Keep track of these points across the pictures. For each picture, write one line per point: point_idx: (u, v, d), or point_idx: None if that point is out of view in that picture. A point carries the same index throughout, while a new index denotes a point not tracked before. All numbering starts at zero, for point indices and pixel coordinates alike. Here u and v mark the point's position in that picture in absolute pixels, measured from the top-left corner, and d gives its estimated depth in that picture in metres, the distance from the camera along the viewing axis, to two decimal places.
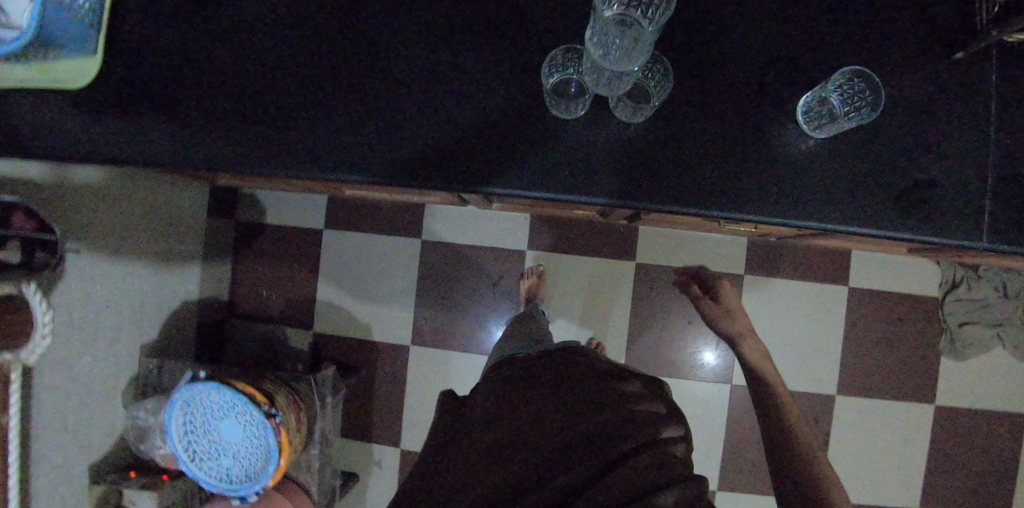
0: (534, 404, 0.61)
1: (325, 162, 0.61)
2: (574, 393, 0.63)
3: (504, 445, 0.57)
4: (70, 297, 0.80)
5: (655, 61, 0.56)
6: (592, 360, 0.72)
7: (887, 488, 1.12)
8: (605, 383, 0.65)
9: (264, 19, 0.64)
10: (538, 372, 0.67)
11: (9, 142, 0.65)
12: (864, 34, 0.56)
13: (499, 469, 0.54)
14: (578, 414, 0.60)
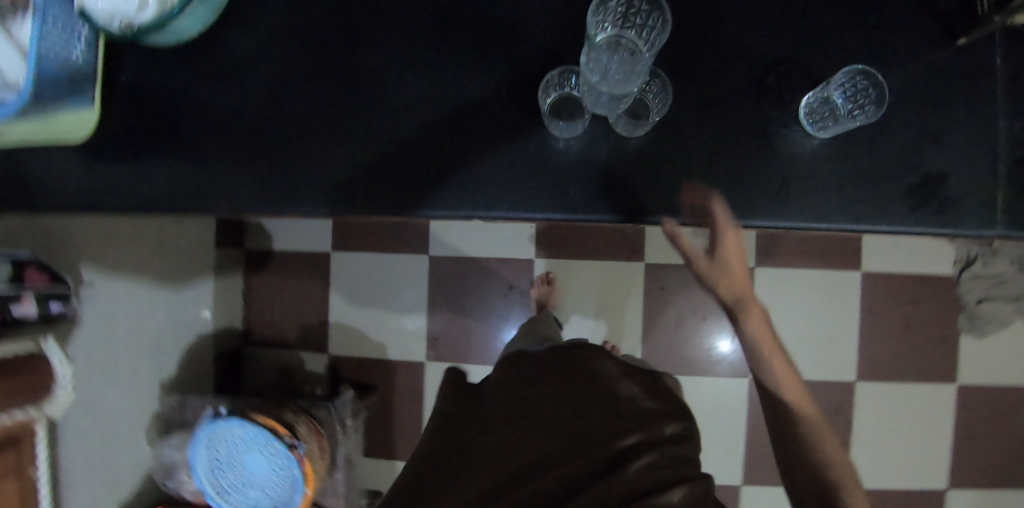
0: (537, 405, 0.59)
1: (330, 196, 0.61)
2: (579, 392, 0.61)
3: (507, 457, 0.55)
4: (89, 343, 0.81)
5: (654, 75, 0.56)
6: (600, 352, 0.67)
7: (915, 471, 1.11)
8: (611, 380, 0.63)
9: (257, 56, 0.64)
10: (542, 369, 0.64)
11: (22, 198, 0.66)
12: (865, 28, 0.55)
13: (501, 485, 0.53)
14: (584, 415, 0.58)
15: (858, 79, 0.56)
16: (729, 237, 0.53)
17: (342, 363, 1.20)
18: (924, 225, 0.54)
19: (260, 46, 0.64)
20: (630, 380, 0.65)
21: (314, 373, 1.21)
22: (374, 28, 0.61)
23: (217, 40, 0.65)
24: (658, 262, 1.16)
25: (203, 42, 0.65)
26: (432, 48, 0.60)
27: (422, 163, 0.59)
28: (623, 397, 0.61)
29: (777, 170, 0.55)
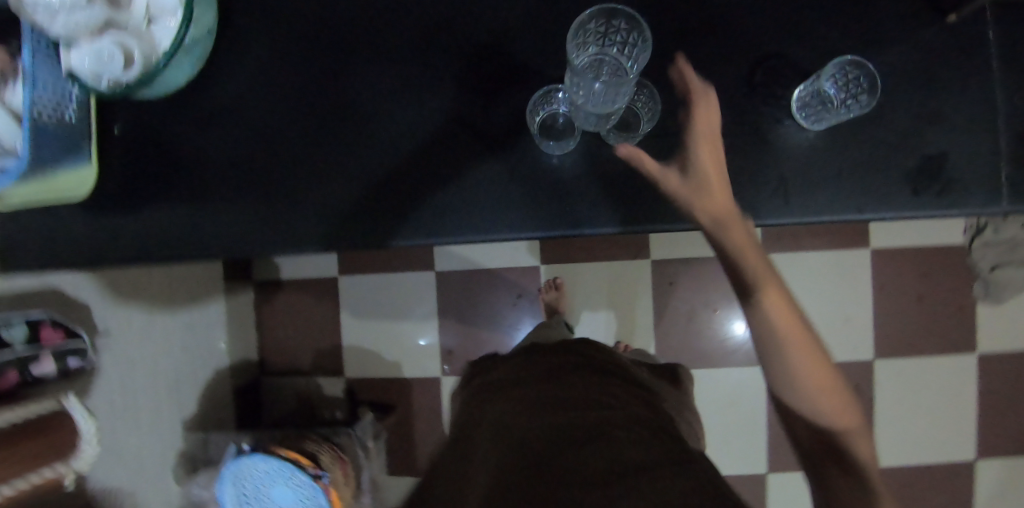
0: (541, 393, 0.57)
1: (335, 231, 0.62)
2: (579, 380, 0.60)
3: (507, 425, 0.52)
4: (110, 391, 0.83)
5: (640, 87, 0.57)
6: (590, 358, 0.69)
7: (943, 445, 1.10)
8: (602, 375, 0.63)
9: (249, 99, 0.65)
10: (540, 371, 0.64)
11: (36, 259, 0.68)
12: (851, 16, 0.55)
13: (501, 445, 0.49)
14: (585, 394, 0.56)
15: (847, 71, 0.55)
16: (706, 153, 0.47)
17: (359, 384, 1.21)
18: (927, 208, 0.54)
19: (251, 89, 0.65)
20: (639, 382, 0.66)
21: (332, 397, 1.22)
22: (361, 63, 0.63)
23: (210, 87, 0.66)
24: (665, 258, 1.16)
25: (195, 89, 0.66)
26: (420, 79, 0.61)
27: (418, 187, 0.61)
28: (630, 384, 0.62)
29: (774, 167, 0.55)
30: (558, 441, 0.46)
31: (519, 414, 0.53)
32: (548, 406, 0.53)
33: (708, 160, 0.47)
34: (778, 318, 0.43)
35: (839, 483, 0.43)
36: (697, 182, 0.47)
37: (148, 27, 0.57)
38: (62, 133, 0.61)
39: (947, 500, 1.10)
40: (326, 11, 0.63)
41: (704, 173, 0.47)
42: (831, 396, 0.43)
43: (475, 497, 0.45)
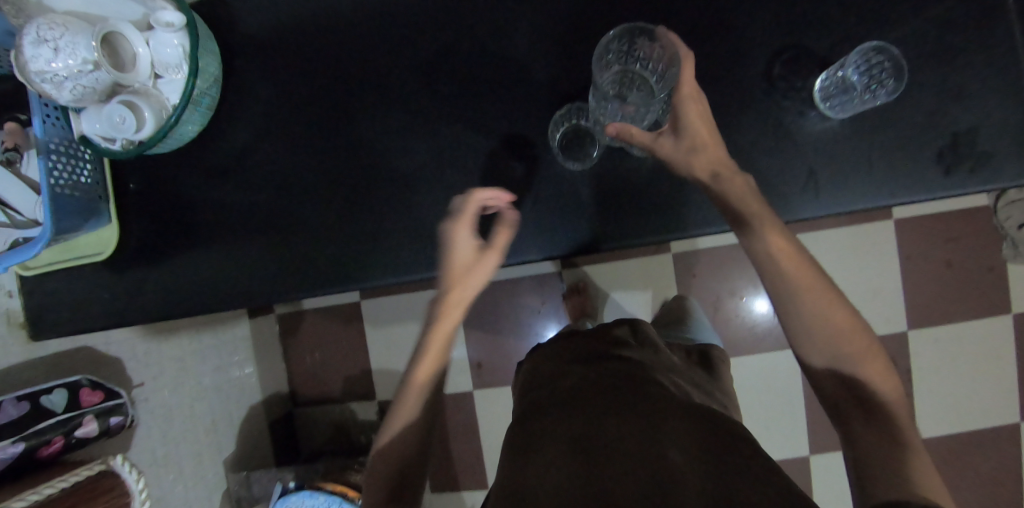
0: (586, 365, 0.57)
1: (369, 266, 0.65)
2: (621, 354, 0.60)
3: (559, 393, 0.52)
4: (151, 441, 0.84)
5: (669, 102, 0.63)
6: (631, 332, 0.70)
7: (989, 410, 1.08)
8: (645, 351, 0.63)
9: (270, 146, 0.66)
10: (583, 346, 0.64)
11: (75, 321, 0.70)
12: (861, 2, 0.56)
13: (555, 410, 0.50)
14: (630, 366, 0.56)
15: (870, 57, 0.56)
16: (693, 110, 0.53)
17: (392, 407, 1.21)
18: (961, 185, 0.55)
19: (272, 134, 0.66)
20: (668, 365, 0.63)
21: (367, 421, 1.22)
22: (376, 101, 0.65)
23: (227, 135, 0.67)
24: (685, 251, 1.15)
25: (210, 139, 0.67)
26: (441, 112, 0.64)
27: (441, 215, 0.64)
28: (656, 366, 0.59)
29: (800, 161, 0.56)
30: (584, 438, 0.45)
31: (538, 411, 0.51)
32: (569, 398, 0.51)
33: (693, 113, 0.53)
34: (782, 259, 0.46)
35: (861, 431, 0.42)
36: (689, 144, 0.53)
37: (155, 83, 0.57)
38: (84, 197, 0.62)
39: (996, 467, 1.08)
40: (338, 53, 0.65)
41: (695, 135, 0.53)
42: (846, 337, 0.44)
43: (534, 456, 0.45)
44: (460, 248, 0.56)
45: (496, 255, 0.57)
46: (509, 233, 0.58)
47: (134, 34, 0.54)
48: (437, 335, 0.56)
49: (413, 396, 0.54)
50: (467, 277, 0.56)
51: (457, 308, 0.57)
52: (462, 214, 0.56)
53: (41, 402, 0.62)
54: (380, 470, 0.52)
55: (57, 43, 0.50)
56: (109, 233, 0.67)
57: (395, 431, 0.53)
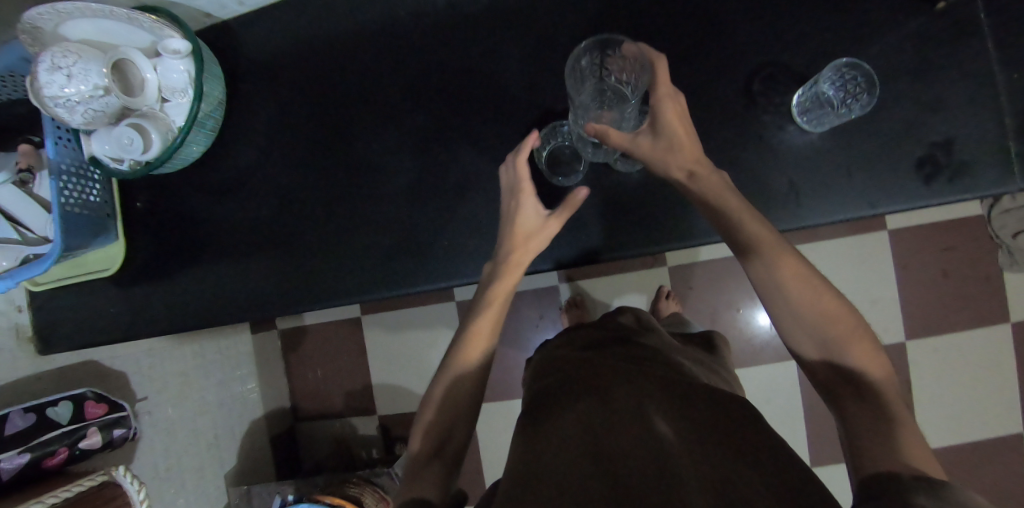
0: (588, 353, 0.58)
1: (366, 280, 0.67)
2: (623, 341, 0.60)
3: (559, 384, 0.52)
4: (153, 455, 0.85)
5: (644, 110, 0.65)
6: (637, 319, 0.71)
7: (993, 421, 1.07)
8: (648, 337, 0.63)
9: (270, 165, 0.69)
10: (588, 336, 0.65)
11: (81, 336, 0.72)
12: (835, 21, 0.58)
13: (555, 401, 0.50)
14: (631, 353, 0.56)
15: (844, 72, 0.58)
16: (669, 110, 0.54)
17: (392, 421, 1.22)
18: (940, 195, 0.56)
19: (273, 154, 0.69)
20: (671, 347, 0.63)
21: (367, 436, 1.23)
22: (374, 120, 0.67)
23: (230, 154, 0.69)
24: (681, 264, 1.16)
25: (214, 159, 0.70)
26: (437, 130, 0.66)
27: (434, 231, 0.66)
28: (659, 351, 0.59)
29: (781, 174, 0.58)
30: (593, 424, 0.45)
31: (545, 397, 0.51)
32: (577, 383, 0.51)
33: (670, 113, 0.54)
34: (765, 248, 0.47)
35: (855, 412, 0.42)
36: (669, 142, 0.54)
37: (162, 106, 0.59)
38: (92, 215, 0.65)
39: (1002, 480, 1.06)
40: (338, 75, 0.68)
41: (672, 133, 0.54)
42: (834, 321, 0.44)
43: (535, 446, 0.45)
44: (524, 214, 0.60)
45: (557, 223, 0.60)
46: (575, 206, 0.60)
47: (143, 60, 0.56)
48: (498, 291, 0.59)
49: (474, 346, 0.56)
50: (531, 240, 0.59)
51: (520, 268, 0.60)
52: (524, 181, 0.60)
53: (47, 413, 0.64)
54: (430, 417, 0.54)
55: (70, 70, 0.52)
56: (115, 250, 0.70)
57: (450, 377, 0.55)
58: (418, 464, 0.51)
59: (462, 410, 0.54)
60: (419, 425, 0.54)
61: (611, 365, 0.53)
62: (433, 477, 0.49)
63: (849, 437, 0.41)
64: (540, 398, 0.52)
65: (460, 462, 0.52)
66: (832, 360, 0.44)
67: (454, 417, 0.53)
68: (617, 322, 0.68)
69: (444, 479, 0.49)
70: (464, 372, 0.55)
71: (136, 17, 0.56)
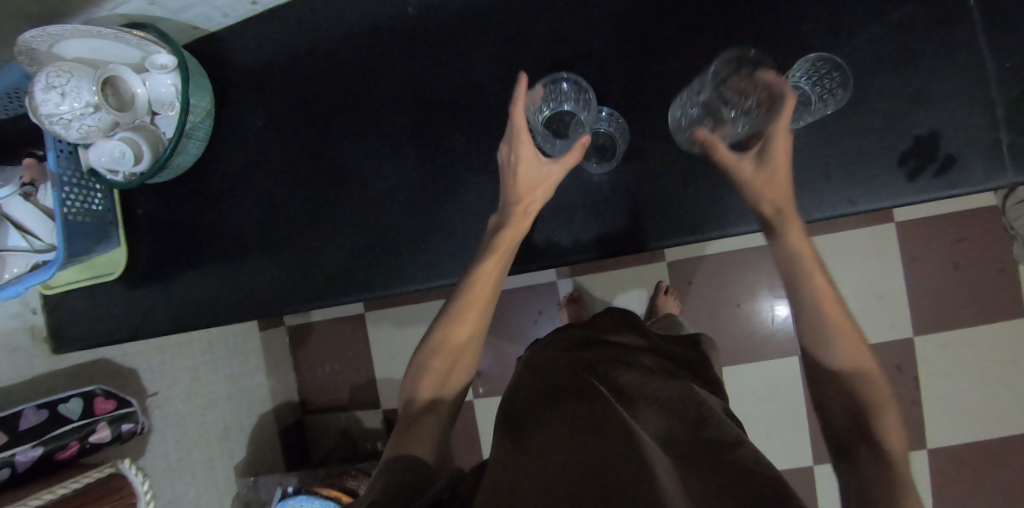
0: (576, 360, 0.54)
1: (351, 280, 0.70)
2: (611, 351, 0.57)
3: (545, 394, 0.49)
4: (163, 446, 0.90)
5: (614, 116, 0.64)
6: (620, 323, 0.67)
7: (1007, 418, 1.03)
8: (634, 343, 0.60)
9: (259, 171, 0.72)
10: (574, 341, 0.61)
11: (89, 335, 0.76)
12: (799, 25, 0.59)
13: (541, 413, 0.46)
14: (619, 366, 0.53)
15: (817, 66, 0.59)
16: (782, 148, 0.55)
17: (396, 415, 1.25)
18: (923, 191, 0.57)
19: (261, 160, 0.72)
20: (657, 352, 0.60)
21: (372, 428, 1.26)
22: (359, 125, 0.69)
23: (221, 160, 0.72)
24: (681, 259, 1.15)
25: (206, 166, 0.73)
26: (419, 133, 0.68)
27: (415, 232, 0.68)
28: (645, 359, 0.56)
29: None
30: (572, 439, 0.41)
31: (527, 404, 0.48)
32: (560, 395, 0.47)
33: (781, 151, 0.55)
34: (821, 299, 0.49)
35: (866, 464, 0.41)
36: (768, 169, 0.55)
37: (152, 119, 0.64)
38: (95, 223, 0.68)
39: (1016, 479, 1.02)
40: (324, 80, 0.70)
41: (775, 155, 0.55)
42: (862, 379, 0.45)
43: (520, 462, 0.41)
44: (525, 167, 0.59)
45: (559, 168, 0.60)
46: (579, 153, 0.59)
47: (132, 77, 0.60)
48: (507, 239, 0.58)
49: (480, 293, 0.56)
50: (535, 190, 0.60)
51: (528, 218, 0.60)
52: (520, 128, 0.58)
53: (58, 409, 0.68)
54: (432, 369, 0.53)
55: (63, 88, 0.55)
56: (119, 255, 0.73)
57: (454, 326, 0.54)
58: (412, 417, 0.51)
59: (463, 364, 0.55)
60: (419, 372, 0.54)
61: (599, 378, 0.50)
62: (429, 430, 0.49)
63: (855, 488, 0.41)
64: (523, 406, 0.48)
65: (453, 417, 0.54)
66: (855, 414, 0.44)
67: (455, 367, 0.54)
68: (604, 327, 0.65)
69: (439, 434, 0.50)
70: (469, 322, 0.55)
71: (122, 35, 0.58)
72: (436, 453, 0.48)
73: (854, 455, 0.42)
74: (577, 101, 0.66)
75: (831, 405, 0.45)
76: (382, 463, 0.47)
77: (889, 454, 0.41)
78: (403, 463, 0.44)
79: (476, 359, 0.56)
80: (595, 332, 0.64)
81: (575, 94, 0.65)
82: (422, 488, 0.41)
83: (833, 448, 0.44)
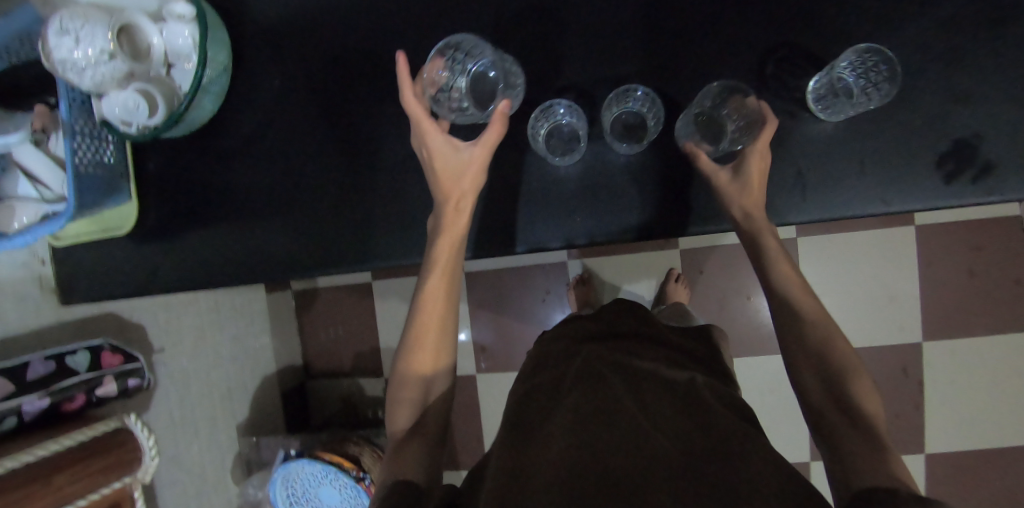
0: (582, 347, 0.54)
1: (362, 250, 0.69)
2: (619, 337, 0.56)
3: (552, 387, 0.49)
4: (167, 404, 0.91)
5: (651, 99, 0.61)
6: (632, 308, 0.66)
7: (1007, 429, 1.03)
8: (643, 328, 0.59)
9: (273, 134, 0.70)
10: (582, 327, 0.60)
11: (98, 289, 0.76)
12: (844, 15, 0.56)
13: (547, 406, 0.46)
14: (625, 352, 0.52)
15: (864, 58, 0.56)
16: (756, 167, 0.57)
17: None
18: (959, 196, 0.55)
19: (275, 123, 0.70)
20: (666, 339, 0.59)
21: (373, 397, 1.27)
22: (377, 91, 0.67)
23: (235, 120, 0.70)
24: (693, 248, 1.13)
25: (219, 126, 0.71)
26: None
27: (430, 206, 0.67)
28: (651, 345, 0.55)
29: (789, 163, 0.58)
30: (579, 426, 0.41)
31: (535, 396, 0.49)
32: (569, 389, 0.47)
33: (756, 170, 0.57)
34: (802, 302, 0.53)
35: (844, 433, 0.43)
36: (743, 183, 0.57)
37: (168, 71, 0.62)
38: (106, 176, 0.67)
39: (1009, 488, 1.03)
40: (344, 41, 0.68)
41: (749, 171, 0.57)
42: (844, 362, 0.48)
43: (527, 450, 0.41)
44: (443, 162, 0.59)
45: (479, 148, 0.58)
46: (500, 121, 0.56)
47: (150, 26, 0.59)
48: (445, 244, 0.58)
49: (431, 302, 0.56)
50: (460, 182, 0.58)
51: (463, 211, 0.59)
52: (421, 119, 0.57)
53: (65, 362, 0.69)
54: (405, 398, 0.54)
55: (77, 34, 0.53)
56: (128, 209, 0.72)
57: (413, 348, 0.55)
58: (400, 442, 0.51)
59: (432, 384, 0.55)
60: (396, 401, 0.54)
61: (604, 363, 0.49)
62: (414, 451, 0.49)
63: (836, 456, 0.42)
64: (530, 400, 0.48)
65: (443, 434, 0.53)
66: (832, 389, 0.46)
67: (428, 383, 0.54)
68: (614, 312, 0.64)
69: (427, 452, 0.50)
70: (425, 345, 0.55)
71: None
72: (426, 473, 0.48)
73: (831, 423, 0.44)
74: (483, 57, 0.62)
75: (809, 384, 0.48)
76: (378, 493, 0.46)
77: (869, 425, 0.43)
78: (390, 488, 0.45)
79: (448, 367, 0.56)
80: (606, 318, 0.63)
81: (475, 49, 0.62)
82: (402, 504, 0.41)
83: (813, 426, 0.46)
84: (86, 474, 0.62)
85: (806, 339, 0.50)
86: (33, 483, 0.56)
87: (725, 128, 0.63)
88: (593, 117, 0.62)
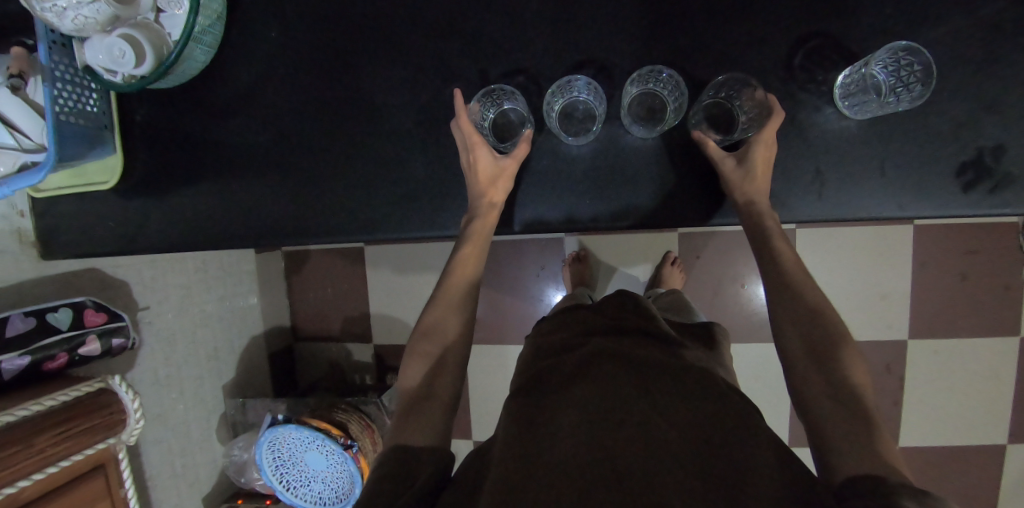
0: (588, 340, 0.51)
1: (358, 219, 0.67)
2: (624, 328, 0.54)
3: (556, 381, 0.46)
4: (151, 363, 0.90)
5: (673, 80, 0.58)
6: (637, 295, 0.63)
7: (978, 426, 1.07)
8: (649, 318, 0.57)
9: (268, 91, 0.66)
10: (585, 317, 0.58)
11: (77, 244, 0.72)
12: (877, 8, 0.54)
13: (551, 403, 0.44)
14: (632, 344, 0.50)
15: (900, 56, 0.53)
16: (761, 156, 0.55)
17: (388, 352, 1.25)
18: (973, 205, 0.55)
19: (272, 79, 0.66)
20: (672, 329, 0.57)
21: (361, 362, 1.27)
22: (382, 52, 0.63)
23: (228, 74, 0.66)
24: (693, 232, 1.13)
25: (211, 80, 0.67)
26: (449, 70, 0.63)
27: (433, 179, 0.65)
28: (659, 333, 0.53)
29: (808, 159, 0.57)
30: (590, 429, 0.40)
31: (537, 390, 0.46)
32: (575, 385, 0.45)
33: (760, 159, 0.55)
34: (813, 299, 0.51)
35: (840, 438, 0.42)
36: (747, 170, 0.55)
37: (157, 17, 0.57)
38: (90, 127, 0.63)
39: (974, 483, 1.08)
40: None
41: (755, 159, 0.55)
42: (850, 365, 0.46)
43: (535, 454, 0.39)
44: (482, 163, 0.59)
45: (515, 161, 0.60)
46: (528, 145, 0.60)
47: None
48: (478, 230, 0.60)
49: (458, 278, 0.59)
50: (497, 183, 0.59)
51: (495, 208, 0.60)
52: (469, 129, 0.58)
53: (46, 319, 0.66)
54: (421, 351, 0.54)
55: None
56: (112, 162, 0.68)
57: (433, 314, 0.57)
58: (405, 405, 0.51)
59: (436, 353, 0.54)
60: (411, 360, 0.54)
61: (610, 355, 0.47)
62: (422, 423, 0.49)
63: (837, 465, 0.41)
64: (533, 392, 0.46)
65: (456, 403, 0.53)
66: (837, 392, 0.44)
67: (439, 353, 0.54)
68: (617, 299, 0.62)
69: (438, 423, 0.50)
70: (447, 303, 0.57)
71: None
72: (435, 437, 0.49)
73: (825, 429, 0.43)
74: (516, 100, 0.62)
75: (812, 385, 0.46)
76: (379, 455, 0.47)
77: (872, 426, 0.42)
78: (393, 456, 0.46)
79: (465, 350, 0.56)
80: (610, 305, 0.60)
81: (511, 95, 0.62)
82: (403, 489, 0.42)
83: (811, 431, 0.44)
84: (69, 435, 0.61)
85: (810, 337, 0.48)
86: (15, 443, 0.55)
87: (736, 119, 0.61)
88: (611, 96, 0.60)
